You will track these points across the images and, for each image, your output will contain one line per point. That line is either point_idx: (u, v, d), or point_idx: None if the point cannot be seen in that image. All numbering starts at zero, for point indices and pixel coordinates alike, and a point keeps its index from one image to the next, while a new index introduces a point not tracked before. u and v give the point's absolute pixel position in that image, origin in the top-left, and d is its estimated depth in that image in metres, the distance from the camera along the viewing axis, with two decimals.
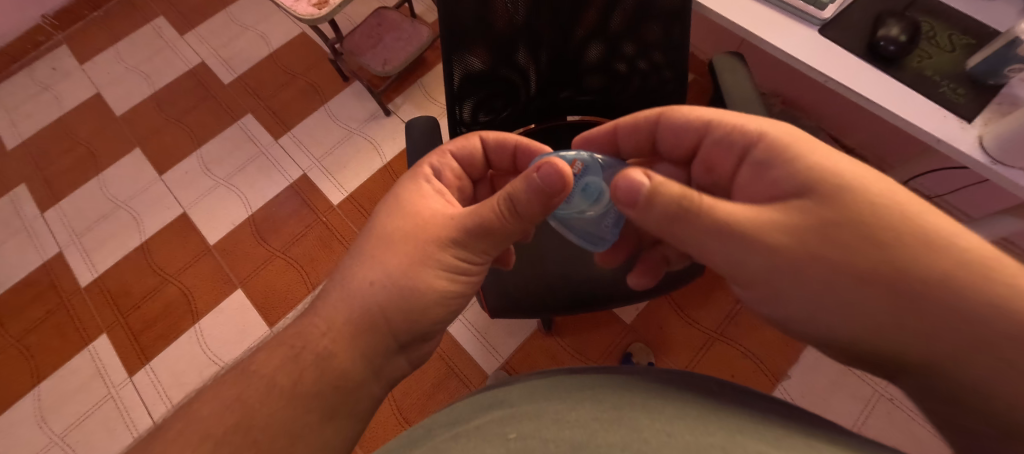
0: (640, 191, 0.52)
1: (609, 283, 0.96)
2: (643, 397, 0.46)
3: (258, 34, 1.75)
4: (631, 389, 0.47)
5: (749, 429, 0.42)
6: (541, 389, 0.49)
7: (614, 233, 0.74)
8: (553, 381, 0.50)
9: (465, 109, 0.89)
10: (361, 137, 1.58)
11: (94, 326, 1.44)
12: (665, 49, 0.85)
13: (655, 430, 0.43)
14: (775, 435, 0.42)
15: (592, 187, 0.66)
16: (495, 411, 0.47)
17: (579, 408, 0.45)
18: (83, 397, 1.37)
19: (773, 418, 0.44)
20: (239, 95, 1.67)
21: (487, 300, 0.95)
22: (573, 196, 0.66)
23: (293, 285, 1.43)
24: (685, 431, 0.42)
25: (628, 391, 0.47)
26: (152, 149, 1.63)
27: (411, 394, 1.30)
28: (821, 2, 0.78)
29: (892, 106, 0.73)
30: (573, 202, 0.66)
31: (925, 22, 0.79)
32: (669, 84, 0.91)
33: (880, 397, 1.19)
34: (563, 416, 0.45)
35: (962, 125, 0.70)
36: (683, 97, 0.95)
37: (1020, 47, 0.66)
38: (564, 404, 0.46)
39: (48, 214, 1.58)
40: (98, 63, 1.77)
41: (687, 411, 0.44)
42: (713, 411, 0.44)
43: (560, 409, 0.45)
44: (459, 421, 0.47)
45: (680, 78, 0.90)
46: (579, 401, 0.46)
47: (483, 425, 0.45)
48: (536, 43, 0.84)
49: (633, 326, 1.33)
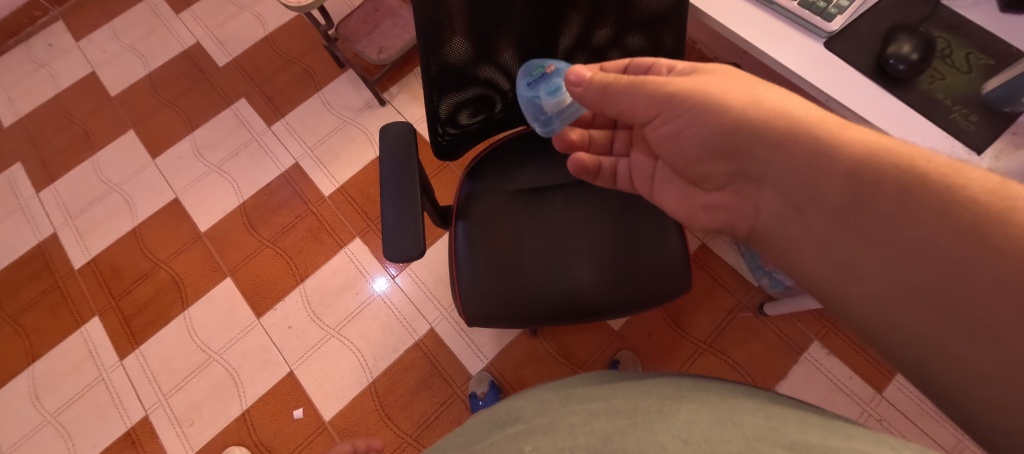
0: (583, 77, 0.65)
1: (590, 297, 0.94)
2: (656, 406, 0.48)
3: (254, 15, 1.71)
4: (642, 400, 0.50)
5: (759, 434, 0.44)
6: (556, 404, 0.52)
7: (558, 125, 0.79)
8: (564, 396, 0.54)
9: (445, 105, 0.84)
10: (354, 127, 1.55)
11: (87, 309, 1.45)
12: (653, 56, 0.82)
13: (669, 435, 0.44)
14: (787, 438, 0.43)
15: (554, 84, 0.74)
16: (512, 428, 0.51)
17: (595, 421, 0.48)
18: (75, 378, 1.39)
19: (782, 420, 0.46)
20: (232, 79, 1.64)
21: (465, 309, 0.95)
22: (538, 89, 0.75)
23: (282, 277, 1.43)
24: (699, 438, 0.44)
25: (642, 402, 0.50)
26: (146, 131, 1.62)
27: (395, 390, 1.30)
28: (829, 13, 0.73)
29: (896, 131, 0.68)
30: (536, 92, 0.75)
31: (941, 38, 0.73)
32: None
33: (868, 417, 1.17)
34: (579, 427, 0.47)
35: (970, 157, 0.65)
36: None
37: None
38: (577, 417, 0.49)
39: (44, 194, 1.58)
40: (94, 41, 1.75)
41: (698, 418, 0.46)
42: (726, 418, 0.46)
43: (574, 422, 0.48)
44: (476, 440, 0.51)
45: None
46: (595, 416, 0.49)
47: (498, 441, 0.49)
48: (521, 46, 0.80)
49: (621, 333, 1.30)
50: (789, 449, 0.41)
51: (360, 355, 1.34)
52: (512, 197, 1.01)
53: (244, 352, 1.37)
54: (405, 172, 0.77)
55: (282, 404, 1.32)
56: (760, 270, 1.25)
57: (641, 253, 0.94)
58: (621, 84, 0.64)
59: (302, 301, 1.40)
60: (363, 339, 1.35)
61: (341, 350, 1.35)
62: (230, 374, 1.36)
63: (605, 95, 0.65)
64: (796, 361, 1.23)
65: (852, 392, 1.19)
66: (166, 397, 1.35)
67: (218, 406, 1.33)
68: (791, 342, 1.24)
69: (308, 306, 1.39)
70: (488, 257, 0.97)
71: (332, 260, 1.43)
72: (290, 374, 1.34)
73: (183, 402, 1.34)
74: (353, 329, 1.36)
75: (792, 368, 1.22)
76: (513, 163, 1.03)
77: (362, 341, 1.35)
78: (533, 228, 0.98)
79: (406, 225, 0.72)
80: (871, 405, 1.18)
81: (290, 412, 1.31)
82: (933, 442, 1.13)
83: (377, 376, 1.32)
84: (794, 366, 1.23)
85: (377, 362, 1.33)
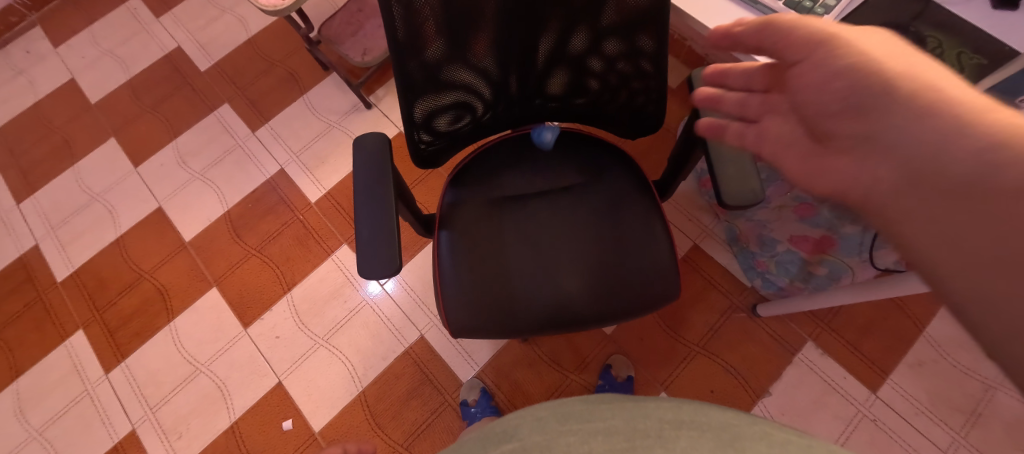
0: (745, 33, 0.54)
1: (576, 305, 0.93)
2: (656, 429, 0.52)
3: (237, 17, 1.67)
4: (641, 421, 0.54)
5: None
6: (552, 422, 0.56)
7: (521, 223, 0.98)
8: (562, 413, 0.58)
9: (420, 110, 0.82)
10: (340, 130, 1.52)
11: (70, 322, 1.43)
12: (630, 59, 0.82)
13: None
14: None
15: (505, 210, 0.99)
16: (504, 443, 0.55)
17: (594, 439, 0.52)
18: (60, 393, 1.36)
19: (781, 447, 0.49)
20: (216, 84, 1.61)
21: (450, 320, 0.93)
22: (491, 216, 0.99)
23: (270, 285, 1.40)
24: None
25: (641, 421, 0.54)
26: (129, 139, 1.58)
27: (385, 399, 1.28)
28: (815, 13, 0.71)
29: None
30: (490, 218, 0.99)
31: (933, 37, 0.70)
32: (637, 96, 0.89)
33: (863, 418, 1.16)
34: (575, 444, 0.52)
35: None
36: (655, 113, 0.93)
37: None
38: (576, 436, 0.53)
39: (24, 205, 1.55)
40: (73, 46, 1.71)
41: (699, 444, 0.50)
42: (726, 441, 0.50)
43: (572, 441, 0.52)
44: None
45: (649, 94, 0.88)
46: (591, 436, 0.52)
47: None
48: (499, 51, 0.79)
49: (614, 337, 1.29)
50: None
51: (348, 364, 1.32)
52: (495, 204, 0.99)
53: (232, 363, 1.35)
54: (381, 184, 0.76)
55: (270, 416, 1.30)
56: (754, 270, 1.25)
57: (629, 260, 0.94)
58: (788, 19, 0.50)
59: (290, 311, 1.38)
60: (352, 348, 1.33)
61: (330, 359, 1.33)
62: (218, 386, 1.33)
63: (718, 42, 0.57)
64: (790, 361, 1.22)
65: (846, 392, 1.18)
66: (153, 411, 1.33)
67: (206, 418, 1.31)
68: (784, 342, 1.23)
69: (296, 315, 1.37)
70: (472, 267, 0.95)
71: (320, 268, 1.41)
72: (279, 385, 1.32)
73: (171, 414, 1.32)
74: (342, 337, 1.34)
75: (787, 370, 1.21)
76: (497, 169, 1.02)
77: (352, 350, 1.33)
78: (516, 237, 0.97)
79: (383, 242, 0.72)
80: (865, 406, 1.17)
81: (278, 423, 1.29)
82: (925, 439, 1.13)
83: (367, 385, 1.30)
84: (788, 367, 1.21)
85: (367, 370, 1.31)
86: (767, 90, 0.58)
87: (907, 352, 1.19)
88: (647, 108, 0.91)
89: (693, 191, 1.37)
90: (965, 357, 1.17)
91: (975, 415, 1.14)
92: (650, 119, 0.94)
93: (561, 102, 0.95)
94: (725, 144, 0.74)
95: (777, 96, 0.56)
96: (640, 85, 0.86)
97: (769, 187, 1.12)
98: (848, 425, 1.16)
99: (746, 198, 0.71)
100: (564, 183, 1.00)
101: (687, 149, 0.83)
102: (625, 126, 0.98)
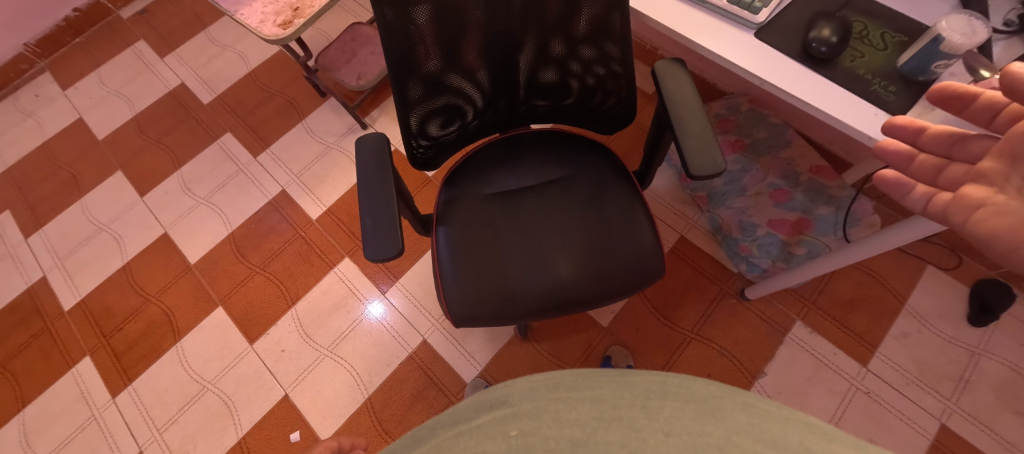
0: (956, 93, 0.61)
1: (572, 288, 0.98)
2: (642, 397, 0.48)
3: (237, 53, 1.78)
4: (627, 389, 0.49)
5: (741, 429, 0.45)
6: (541, 388, 0.51)
7: (514, 210, 1.05)
8: (552, 378, 0.52)
9: (415, 117, 0.89)
10: (337, 151, 1.60)
11: (77, 349, 1.45)
12: (605, 63, 0.90)
13: (654, 431, 0.45)
14: (767, 435, 0.45)
15: (497, 199, 1.06)
16: (496, 410, 0.50)
17: (581, 407, 0.48)
18: (67, 420, 1.37)
19: (765, 417, 0.47)
20: (217, 114, 1.70)
21: (452, 310, 0.97)
22: (484, 207, 1.05)
23: (274, 301, 1.44)
24: (681, 430, 0.45)
25: (628, 387, 0.50)
26: (135, 172, 1.65)
27: (391, 404, 1.30)
28: (754, 7, 0.80)
29: (824, 105, 0.75)
30: (482, 207, 1.05)
31: (859, 22, 0.81)
32: (611, 97, 0.97)
33: (856, 391, 1.19)
34: (563, 415, 0.48)
35: None
36: (630, 113, 1.01)
37: (943, 44, 0.69)
38: (563, 404, 0.49)
39: (32, 240, 1.59)
40: (80, 89, 1.79)
41: (682, 414, 0.46)
42: (708, 410, 0.47)
43: (560, 409, 0.48)
44: (460, 421, 0.51)
45: (623, 94, 0.96)
46: (579, 401, 0.48)
47: (483, 424, 0.49)
48: (486, 64, 0.87)
49: (610, 329, 1.33)
50: (772, 448, 0.44)
51: (354, 373, 1.34)
52: (488, 199, 1.06)
53: (238, 379, 1.37)
54: (379, 180, 0.83)
55: (277, 429, 1.31)
56: (738, 256, 1.31)
57: (617, 242, 1.00)
58: None
59: (294, 324, 1.41)
60: (356, 357, 1.36)
61: (335, 369, 1.35)
62: (225, 402, 1.35)
63: (943, 98, 0.62)
64: (780, 341, 1.26)
65: (838, 366, 1.22)
66: (160, 432, 1.34)
67: (213, 435, 1.32)
68: (774, 323, 1.28)
69: (301, 328, 1.41)
70: (469, 259, 1.00)
71: (322, 281, 1.45)
72: (285, 397, 1.34)
73: (177, 434, 1.33)
74: (346, 347, 1.37)
75: (779, 350, 1.25)
76: (489, 167, 1.09)
77: (356, 359, 1.36)
78: (511, 228, 1.03)
79: (385, 229, 0.78)
80: (858, 379, 1.21)
81: (286, 435, 1.30)
82: (920, 409, 1.16)
83: (373, 392, 1.32)
84: (780, 346, 1.25)
85: (372, 378, 1.34)
86: (976, 161, 0.57)
87: (891, 325, 1.24)
88: (622, 107, 0.99)
89: (674, 185, 1.45)
90: (948, 327, 1.23)
91: (964, 381, 1.18)
92: (625, 117, 1.02)
93: (543, 105, 1.04)
94: (692, 125, 0.82)
95: (987, 163, 0.56)
96: (614, 85, 0.94)
97: (746, 177, 1.28)
98: (843, 399, 1.19)
99: (710, 167, 0.79)
100: (552, 177, 1.07)
101: (659, 135, 0.90)
102: (605, 122, 1.06)
